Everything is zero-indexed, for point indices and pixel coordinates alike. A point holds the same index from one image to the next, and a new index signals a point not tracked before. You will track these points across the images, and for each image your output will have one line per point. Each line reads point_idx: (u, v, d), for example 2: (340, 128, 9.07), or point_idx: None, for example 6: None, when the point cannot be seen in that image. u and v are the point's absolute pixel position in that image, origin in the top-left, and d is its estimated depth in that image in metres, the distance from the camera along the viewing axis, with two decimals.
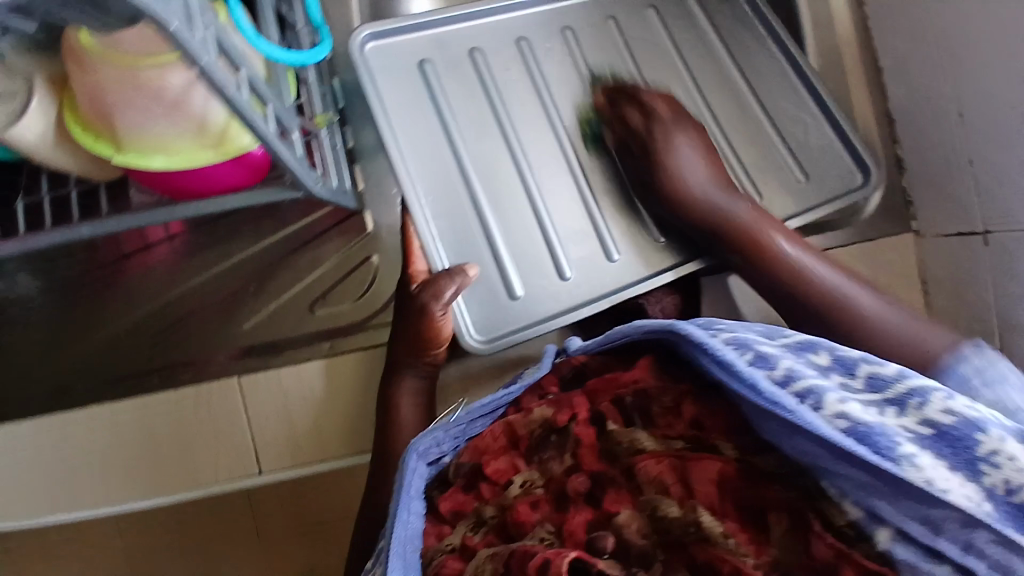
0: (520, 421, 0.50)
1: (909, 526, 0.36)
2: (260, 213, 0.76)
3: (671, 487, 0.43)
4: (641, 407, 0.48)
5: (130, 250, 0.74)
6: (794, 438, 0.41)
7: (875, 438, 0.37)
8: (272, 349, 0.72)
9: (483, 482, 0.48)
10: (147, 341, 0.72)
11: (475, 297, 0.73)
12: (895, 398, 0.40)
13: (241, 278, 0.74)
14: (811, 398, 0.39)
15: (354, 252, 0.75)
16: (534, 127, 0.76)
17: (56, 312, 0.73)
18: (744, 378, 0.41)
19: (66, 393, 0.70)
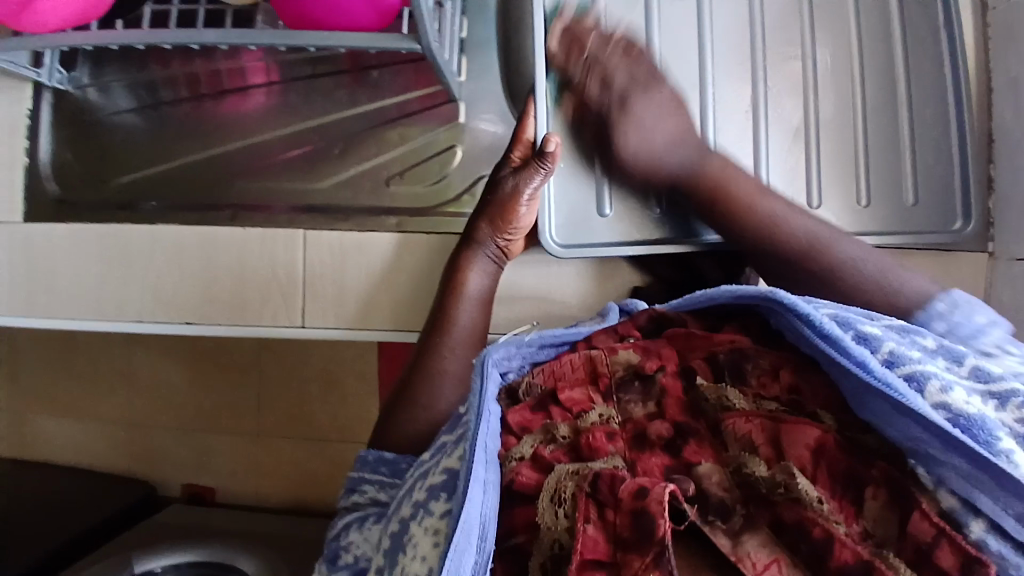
0: (604, 357, 0.47)
1: (1008, 520, 0.33)
2: (357, 81, 0.76)
3: (760, 446, 0.38)
4: (735, 364, 0.44)
5: (230, 88, 0.79)
6: (899, 420, 0.37)
7: (978, 430, 0.35)
8: (339, 214, 0.73)
9: (554, 406, 0.45)
10: (225, 177, 0.77)
11: (565, 207, 0.69)
12: (996, 391, 0.37)
13: (325, 140, 0.76)
14: (914, 382, 0.38)
15: (444, 138, 0.74)
16: (681, 71, 0.70)
17: (155, 133, 0.79)
18: (851, 353, 0.39)
19: (142, 204, 0.76)
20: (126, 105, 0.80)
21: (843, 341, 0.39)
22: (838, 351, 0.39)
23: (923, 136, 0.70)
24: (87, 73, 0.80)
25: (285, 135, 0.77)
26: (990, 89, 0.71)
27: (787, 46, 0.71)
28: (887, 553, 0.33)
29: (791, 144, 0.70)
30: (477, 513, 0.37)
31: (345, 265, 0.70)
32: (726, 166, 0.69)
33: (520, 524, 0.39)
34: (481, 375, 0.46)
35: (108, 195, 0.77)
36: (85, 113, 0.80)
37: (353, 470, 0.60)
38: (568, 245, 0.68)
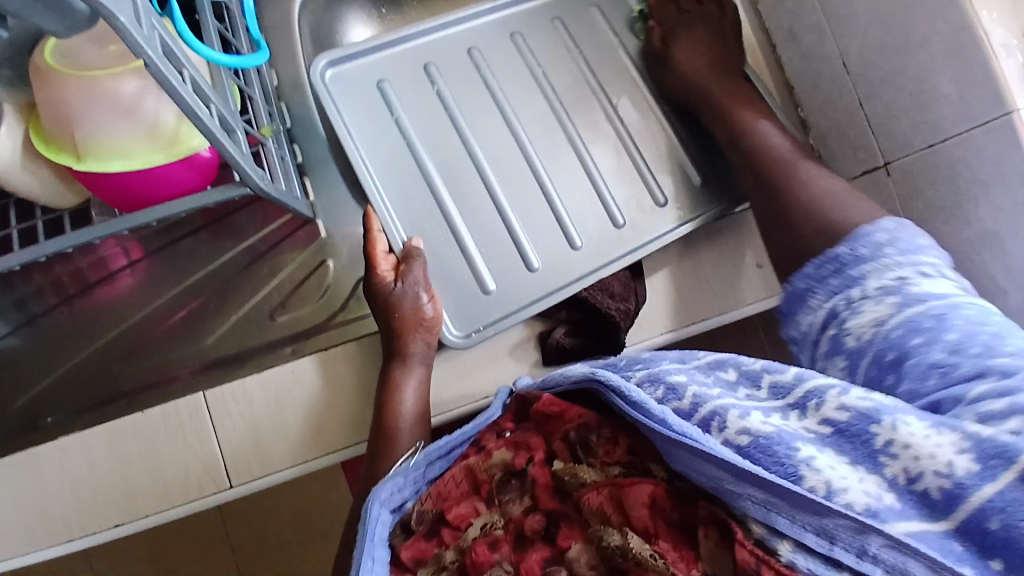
0: (480, 465, 0.51)
1: (808, 536, 0.36)
2: (214, 231, 0.77)
3: (611, 516, 0.43)
4: (583, 439, 0.48)
5: (96, 280, 0.77)
6: (703, 464, 0.40)
7: (774, 447, 0.39)
8: (234, 364, 0.72)
9: (445, 528, 0.49)
10: (117, 366, 0.74)
11: (449, 296, 0.72)
12: (796, 401, 0.42)
13: (202, 296, 0.76)
14: (716, 420, 0.42)
15: (310, 257, 0.75)
16: (490, 126, 0.76)
17: (32, 350, 0.76)
18: (655, 413, 0.43)
19: (39, 428, 0.72)
20: (1, 332, 0.76)
21: (647, 404, 0.43)
22: (649, 417, 0.43)
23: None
24: None
25: (165, 302, 0.76)
26: (772, 45, 0.78)
27: (571, 73, 0.78)
28: None
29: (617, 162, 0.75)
30: None
31: (254, 408, 0.70)
32: (573, 201, 0.74)
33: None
34: (367, 522, 0.51)
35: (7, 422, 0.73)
36: None
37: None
38: (469, 332, 0.71)
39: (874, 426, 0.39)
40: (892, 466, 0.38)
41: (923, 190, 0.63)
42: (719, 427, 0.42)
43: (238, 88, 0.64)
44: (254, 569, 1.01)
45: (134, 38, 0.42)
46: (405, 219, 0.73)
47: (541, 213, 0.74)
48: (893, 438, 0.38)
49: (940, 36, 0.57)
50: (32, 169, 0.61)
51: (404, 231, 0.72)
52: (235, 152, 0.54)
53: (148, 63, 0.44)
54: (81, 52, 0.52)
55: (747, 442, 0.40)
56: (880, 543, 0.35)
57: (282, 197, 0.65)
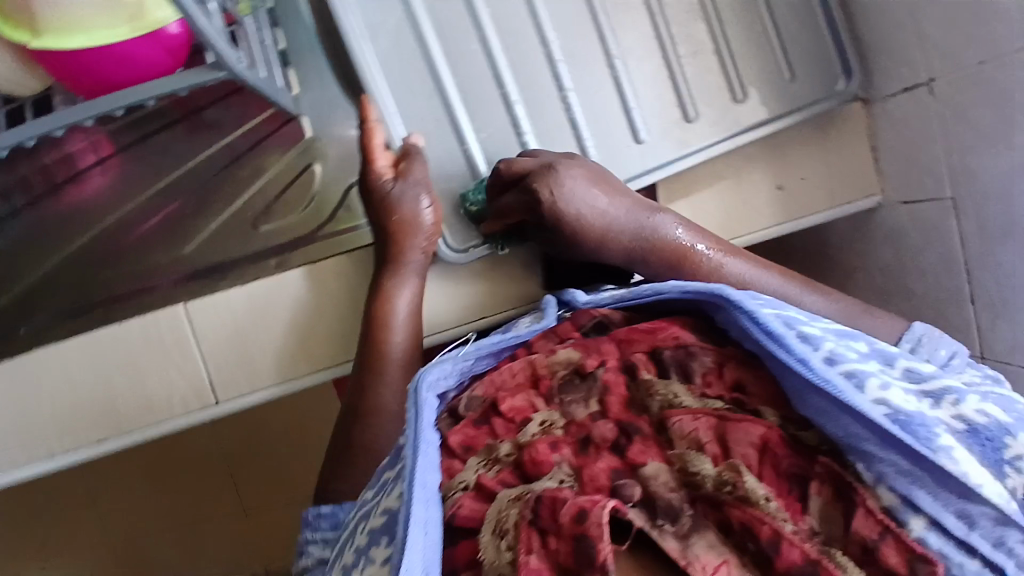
0: (543, 360, 0.44)
1: (948, 517, 0.34)
2: (187, 128, 0.69)
3: (707, 444, 0.37)
4: (683, 363, 0.41)
5: (62, 179, 0.69)
6: (842, 416, 0.36)
7: (915, 426, 0.35)
8: (213, 275, 0.67)
9: (496, 416, 0.42)
10: (86, 274, 0.69)
11: (451, 206, 0.66)
12: (929, 390, 0.38)
13: (176, 200, 0.69)
14: (856, 376, 0.37)
15: (296, 159, 0.68)
16: (510, 10, 0.64)
17: None
18: (793, 352, 0.37)
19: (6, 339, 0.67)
20: None
21: (789, 340, 0.38)
22: (786, 352, 0.38)
23: (778, 1, 0.66)
24: None
25: (138, 204, 0.69)
26: None
27: None
28: (833, 551, 0.34)
29: (653, 64, 0.66)
30: (419, 561, 0.35)
31: (240, 322, 0.65)
32: (600, 103, 0.66)
33: (464, 562, 0.37)
34: (417, 404, 0.42)
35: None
36: None
37: (300, 534, 0.58)
38: (468, 246, 0.67)
39: (1011, 438, 0.36)
40: (1014, 478, 0.35)
41: (967, 113, 0.58)
42: (856, 386, 0.36)
43: None
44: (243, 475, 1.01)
45: None
46: (408, 118, 0.65)
47: (557, 121, 0.65)
48: None
49: None
50: None
51: (403, 128, 0.65)
52: (211, 31, 0.47)
53: None
54: None
55: (888, 410, 0.35)
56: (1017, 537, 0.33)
57: (264, 87, 0.58)
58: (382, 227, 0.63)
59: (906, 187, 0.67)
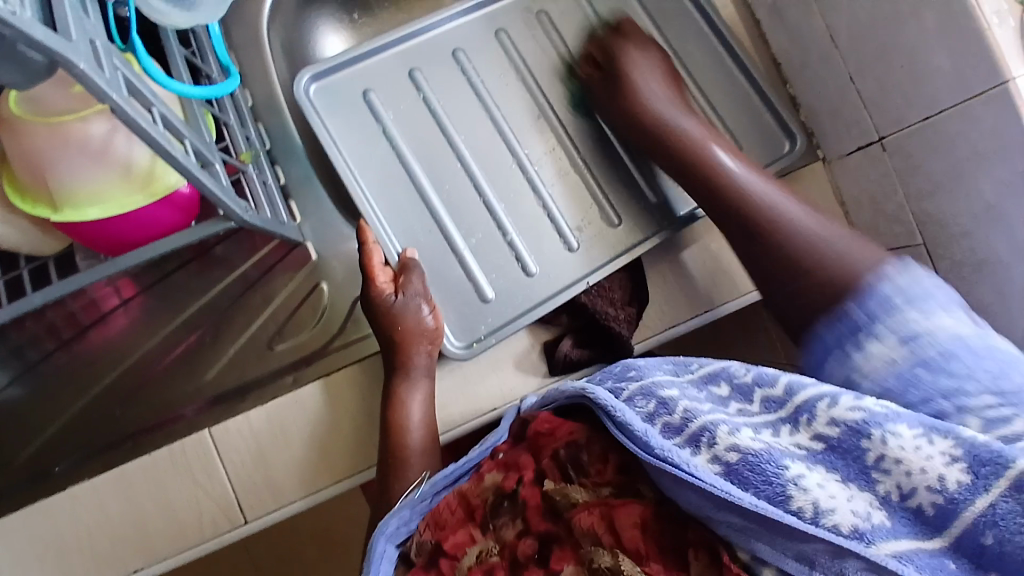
0: (474, 489, 0.50)
1: (789, 562, 0.38)
2: (203, 264, 0.74)
3: (602, 537, 0.43)
4: (574, 458, 0.48)
5: (88, 322, 0.74)
6: (685, 488, 0.41)
7: (763, 466, 0.40)
8: (237, 397, 0.71)
9: (442, 557, 0.47)
10: (114, 410, 0.72)
11: (451, 308, 0.70)
12: (789, 415, 0.44)
13: (197, 331, 0.74)
14: (706, 436, 0.42)
15: (303, 281, 0.73)
16: (481, 133, 0.74)
17: (21, 403, 0.73)
18: (642, 436, 0.43)
19: (40, 482, 0.70)
20: (2, 382, 0.73)
21: (627, 420, 0.44)
22: (633, 441, 0.44)
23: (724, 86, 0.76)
24: None
25: (160, 339, 0.74)
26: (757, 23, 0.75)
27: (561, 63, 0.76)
28: None
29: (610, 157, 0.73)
30: None
31: (262, 441, 0.69)
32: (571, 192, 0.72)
33: None
34: (372, 560, 0.51)
35: (13, 477, 0.71)
36: None
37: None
38: (471, 343, 0.70)
39: (866, 440, 0.40)
40: (883, 483, 0.39)
41: (920, 164, 0.62)
42: (708, 444, 0.42)
43: (211, 118, 0.63)
44: None
45: (99, 84, 0.41)
46: (404, 233, 0.71)
47: (537, 217, 0.72)
48: (884, 452, 0.40)
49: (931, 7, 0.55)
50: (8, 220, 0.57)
51: (399, 244, 0.71)
52: (219, 191, 0.53)
53: (116, 108, 0.43)
54: (44, 98, 0.50)
55: (721, 470, 0.41)
56: (857, 564, 0.36)
57: (270, 227, 0.64)
58: (389, 337, 0.66)
59: (876, 238, 0.70)
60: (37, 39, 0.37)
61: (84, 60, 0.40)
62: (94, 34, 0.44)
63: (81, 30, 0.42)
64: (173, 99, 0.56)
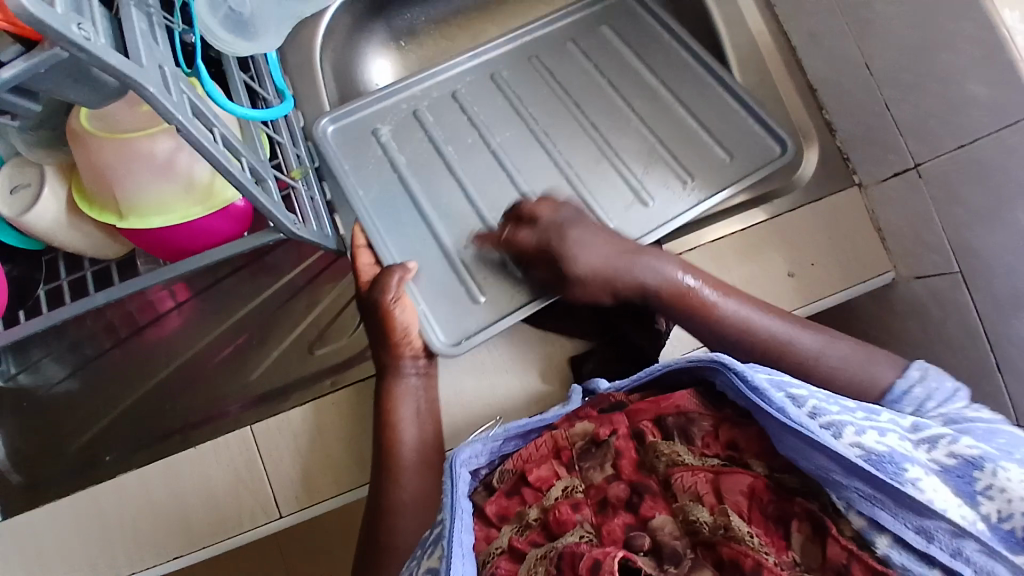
0: (563, 434, 0.53)
1: (908, 533, 0.41)
2: (253, 271, 0.80)
3: (704, 495, 0.46)
4: (683, 427, 0.50)
5: (144, 322, 0.80)
6: (814, 454, 0.44)
7: (886, 463, 0.42)
8: (277, 397, 0.75)
9: (527, 486, 0.52)
10: (163, 404, 0.77)
11: (442, 310, 0.72)
12: (928, 437, 0.45)
13: (244, 334, 0.78)
14: (836, 428, 0.44)
15: (342, 290, 0.78)
16: (477, 157, 0.79)
17: (80, 394, 0.78)
18: (776, 403, 0.45)
19: (91, 469, 0.74)
20: (60, 375, 0.79)
21: (768, 392, 0.46)
22: (767, 403, 0.45)
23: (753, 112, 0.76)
24: (12, 359, 0.79)
25: (210, 340, 0.79)
26: (793, 49, 0.76)
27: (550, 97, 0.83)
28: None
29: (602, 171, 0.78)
30: None
31: (300, 442, 0.72)
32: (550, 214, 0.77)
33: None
34: (452, 478, 0.51)
35: (65, 464, 0.75)
36: (22, 399, 0.77)
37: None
38: (458, 341, 0.71)
39: (977, 470, 0.42)
40: (986, 505, 0.41)
41: (959, 191, 0.61)
42: (834, 434, 0.44)
43: (267, 138, 0.68)
44: None
45: (167, 107, 0.45)
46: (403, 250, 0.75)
47: None
48: (993, 482, 0.41)
49: (967, 36, 0.54)
50: (78, 227, 0.62)
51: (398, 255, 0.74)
52: (270, 203, 0.59)
53: (180, 129, 0.46)
54: (117, 115, 0.56)
55: (861, 453, 0.42)
56: (972, 546, 0.39)
57: (315, 238, 0.69)
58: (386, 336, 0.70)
59: (912, 263, 0.69)
60: (112, 67, 0.40)
61: (154, 85, 0.43)
62: (162, 61, 0.47)
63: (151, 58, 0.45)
64: (232, 120, 0.61)
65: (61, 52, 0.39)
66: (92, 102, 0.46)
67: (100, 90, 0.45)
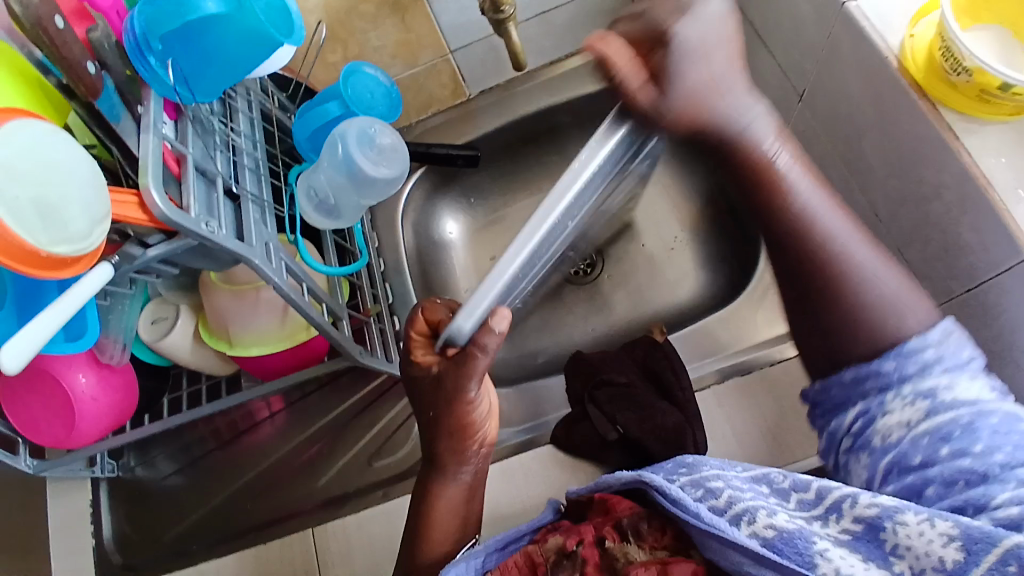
0: (537, 548, 0.52)
1: None
2: (332, 386, 0.92)
3: None
4: (635, 525, 0.52)
5: (243, 428, 0.93)
6: (729, 550, 0.46)
7: (797, 541, 0.44)
8: (340, 503, 0.85)
9: None
10: (246, 502, 0.89)
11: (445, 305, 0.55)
12: (831, 506, 0.47)
13: (318, 442, 0.90)
14: (748, 516, 0.46)
15: (402, 409, 0.89)
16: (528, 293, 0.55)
17: (181, 485, 0.91)
18: (690, 508, 0.48)
19: (182, 554, 0.86)
20: (169, 470, 0.92)
21: (677, 495, 0.49)
22: (686, 511, 0.48)
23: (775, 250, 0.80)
24: (134, 454, 0.92)
25: (290, 446, 0.91)
26: None
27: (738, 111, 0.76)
28: None
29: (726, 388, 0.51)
30: None
31: (351, 545, 0.80)
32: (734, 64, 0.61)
33: None
34: None
35: (161, 549, 0.87)
36: (136, 489, 0.90)
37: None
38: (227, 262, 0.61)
39: (885, 528, 0.44)
40: (899, 564, 0.43)
41: (983, 325, 0.63)
42: (748, 522, 0.46)
43: (346, 283, 0.83)
44: None
45: (266, 272, 0.59)
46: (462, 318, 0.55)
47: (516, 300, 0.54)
48: (897, 540, 0.44)
49: (949, 185, 0.60)
50: (200, 350, 0.79)
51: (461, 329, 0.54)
52: (342, 339, 0.73)
53: (276, 287, 0.61)
54: (237, 270, 0.71)
55: (773, 535, 0.45)
56: None
57: (379, 365, 0.82)
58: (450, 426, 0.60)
59: None
60: (229, 249, 0.55)
61: (259, 258, 0.58)
62: (268, 238, 0.62)
63: (259, 238, 0.60)
64: (320, 274, 0.76)
65: (192, 239, 0.53)
66: (215, 268, 0.61)
67: (218, 260, 0.60)
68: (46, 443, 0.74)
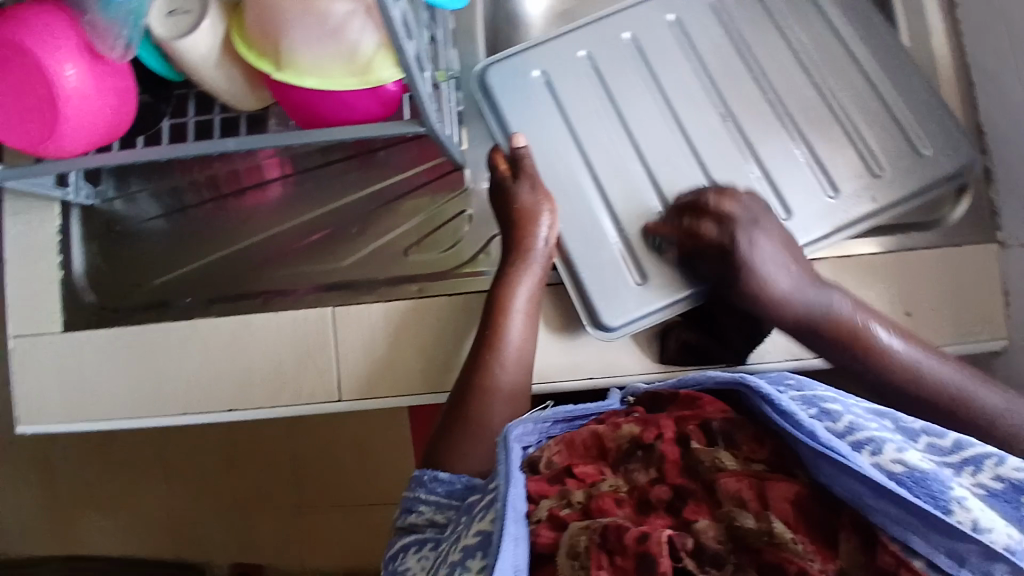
0: (610, 433, 0.52)
1: (938, 556, 0.39)
2: (368, 161, 0.80)
3: (748, 501, 0.44)
4: (728, 432, 0.49)
5: (247, 185, 0.80)
6: (846, 479, 0.42)
7: (930, 482, 0.40)
8: (362, 290, 0.75)
9: (569, 477, 0.50)
10: (243, 266, 0.78)
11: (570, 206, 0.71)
12: (964, 458, 0.43)
13: (341, 220, 0.79)
14: (871, 445, 0.43)
15: (448, 206, 0.78)
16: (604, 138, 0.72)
17: (165, 233, 0.80)
18: (806, 426, 0.44)
19: (159, 310, 0.76)
20: (153, 212, 0.80)
21: (797, 415, 0.45)
22: (799, 429, 0.45)
23: (932, 131, 0.69)
24: (111, 185, 0.80)
25: (301, 220, 0.79)
26: (973, 83, 0.73)
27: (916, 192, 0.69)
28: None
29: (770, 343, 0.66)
30: (510, 563, 0.42)
31: (372, 336, 0.73)
32: (749, 26, 0.74)
33: None
34: (506, 446, 0.50)
35: (140, 298, 0.77)
36: (114, 225, 0.79)
37: (408, 491, 0.61)
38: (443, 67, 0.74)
39: None
40: None
41: None
42: (872, 453, 0.43)
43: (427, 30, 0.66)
44: (316, 485, 1.17)
45: None
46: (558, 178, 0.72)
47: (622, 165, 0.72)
48: None
49: None
50: (226, 70, 0.63)
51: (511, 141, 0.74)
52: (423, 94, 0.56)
53: None
54: None
55: (900, 472, 0.41)
56: (1003, 569, 0.38)
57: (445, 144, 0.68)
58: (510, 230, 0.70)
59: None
60: None
61: None
62: None
63: None
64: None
65: None
66: None
67: None
68: (16, 145, 0.60)
